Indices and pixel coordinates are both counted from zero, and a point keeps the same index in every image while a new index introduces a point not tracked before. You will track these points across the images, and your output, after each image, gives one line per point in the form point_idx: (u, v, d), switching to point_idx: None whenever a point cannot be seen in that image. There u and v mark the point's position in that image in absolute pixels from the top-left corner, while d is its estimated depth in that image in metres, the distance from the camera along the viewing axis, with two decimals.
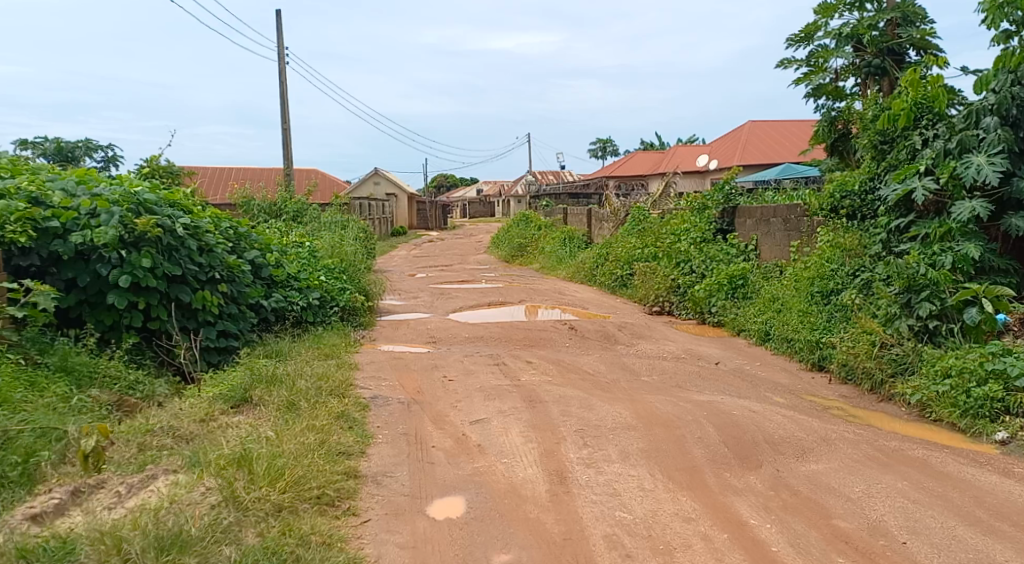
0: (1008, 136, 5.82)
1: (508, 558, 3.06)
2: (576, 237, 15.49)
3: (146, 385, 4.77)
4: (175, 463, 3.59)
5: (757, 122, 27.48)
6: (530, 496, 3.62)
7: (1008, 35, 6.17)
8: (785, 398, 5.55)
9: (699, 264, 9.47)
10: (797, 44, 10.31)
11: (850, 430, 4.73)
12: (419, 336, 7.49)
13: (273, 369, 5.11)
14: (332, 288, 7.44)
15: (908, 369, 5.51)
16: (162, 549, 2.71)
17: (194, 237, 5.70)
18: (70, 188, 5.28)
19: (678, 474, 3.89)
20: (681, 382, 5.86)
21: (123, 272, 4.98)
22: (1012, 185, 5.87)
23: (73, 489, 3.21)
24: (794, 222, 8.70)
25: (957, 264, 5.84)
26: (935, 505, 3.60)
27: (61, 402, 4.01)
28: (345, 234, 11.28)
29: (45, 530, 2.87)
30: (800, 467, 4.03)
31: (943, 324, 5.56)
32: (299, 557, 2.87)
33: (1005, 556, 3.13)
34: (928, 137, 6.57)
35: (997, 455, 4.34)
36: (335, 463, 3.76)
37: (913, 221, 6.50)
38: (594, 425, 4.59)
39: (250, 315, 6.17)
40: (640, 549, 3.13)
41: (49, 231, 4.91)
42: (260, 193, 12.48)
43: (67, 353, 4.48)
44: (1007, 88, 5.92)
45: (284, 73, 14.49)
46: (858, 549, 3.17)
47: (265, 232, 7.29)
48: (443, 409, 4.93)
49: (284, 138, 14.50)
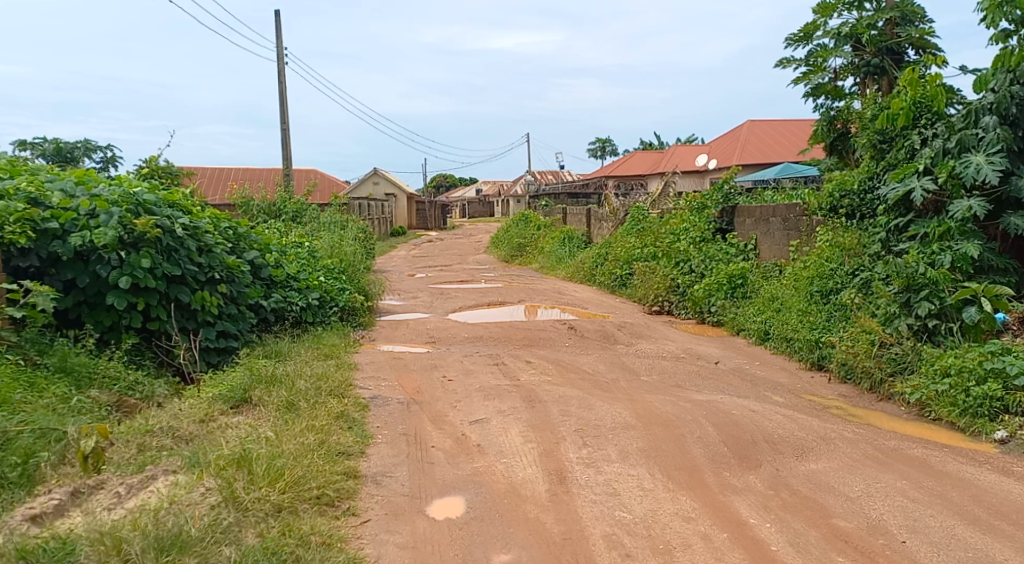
0: (1007, 136, 5.83)
1: (508, 558, 3.06)
2: (576, 237, 15.50)
3: (145, 386, 4.77)
4: (175, 463, 3.59)
5: (756, 121, 27.50)
6: (530, 496, 3.62)
7: (1007, 34, 6.17)
8: (784, 397, 5.55)
9: (699, 264, 9.48)
10: (796, 43, 10.31)
11: (850, 430, 4.73)
12: (419, 336, 7.49)
13: (273, 369, 5.11)
14: (331, 288, 7.44)
15: (907, 368, 5.51)
16: (162, 549, 2.71)
17: (193, 237, 5.71)
18: (69, 189, 5.29)
19: (678, 473, 3.89)
20: (680, 382, 5.86)
21: (123, 272, 4.98)
22: (1010, 184, 5.88)
23: (74, 490, 3.21)
24: (793, 222, 8.69)
25: (956, 263, 5.84)
26: (934, 504, 3.60)
27: (61, 403, 4.01)
28: (345, 234, 11.28)
29: (45, 531, 2.87)
30: (799, 467, 4.03)
31: (942, 323, 5.56)
32: (299, 557, 2.87)
33: (1004, 555, 3.13)
34: (927, 136, 6.58)
35: (996, 454, 4.35)
36: (335, 463, 3.76)
37: (912, 220, 6.50)
38: (593, 424, 4.59)
39: (249, 316, 6.17)
40: (640, 549, 3.13)
41: (48, 232, 4.91)
42: (259, 194, 12.48)
43: (66, 354, 4.48)
44: (1005, 87, 5.92)
45: (283, 74, 14.50)
46: (857, 548, 3.17)
47: (264, 232, 7.30)
48: (443, 409, 4.93)
49: (283, 137, 14.50)
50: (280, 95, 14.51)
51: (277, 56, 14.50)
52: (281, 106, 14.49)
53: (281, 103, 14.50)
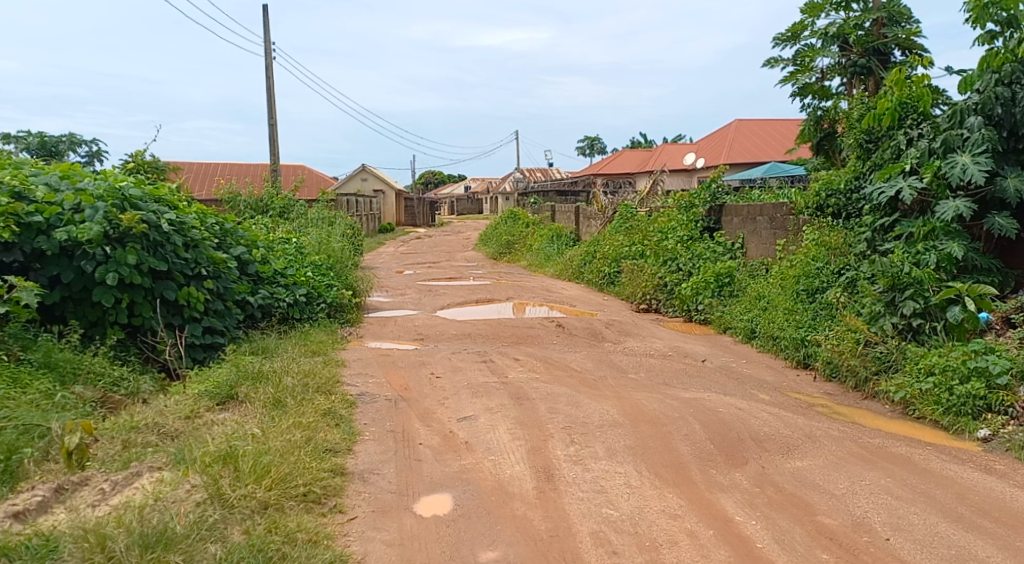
0: (992, 136, 5.86)
1: (495, 556, 3.06)
2: (565, 235, 15.55)
3: (130, 382, 4.72)
4: (161, 459, 3.57)
5: (745, 122, 27.73)
6: (517, 493, 3.62)
7: (993, 35, 6.22)
8: (771, 395, 5.58)
9: (686, 262, 9.52)
10: (783, 43, 10.36)
11: (835, 428, 4.77)
12: (407, 334, 7.47)
13: (260, 366, 5.08)
14: (319, 284, 7.39)
15: (891, 366, 5.56)
16: (147, 546, 2.68)
17: (180, 232, 5.66)
18: (53, 183, 5.24)
19: (665, 470, 3.92)
20: (668, 380, 5.89)
21: (107, 268, 4.92)
22: (995, 184, 5.92)
23: (56, 487, 3.18)
24: (779, 220, 8.77)
25: (939, 263, 5.90)
26: (918, 501, 3.64)
27: (44, 399, 3.98)
28: (334, 230, 11.21)
29: (27, 528, 2.83)
30: (785, 464, 4.06)
31: (926, 322, 5.61)
32: (284, 555, 2.85)
33: (987, 552, 3.16)
34: (913, 136, 6.63)
35: (979, 452, 4.40)
36: (322, 460, 3.74)
37: (898, 220, 6.56)
38: (581, 422, 4.60)
39: (236, 312, 6.13)
40: (626, 546, 3.14)
41: (32, 227, 4.87)
42: (245, 190, 12.41)
43: (50, 350, 4.44)
44: (990, 88, 5.94)
45: (272, 69, 14.43)
46: (842, 545, 3.20)
47: (250, 228, 7.25)
48: (431, 407, 4.92)
49: (270, 132, 14.41)
50: (267, 89, 14.42)
51: (265, 51, 14.43)
52: (268, 100, 14.40)
53: (269, 98, 14.40)
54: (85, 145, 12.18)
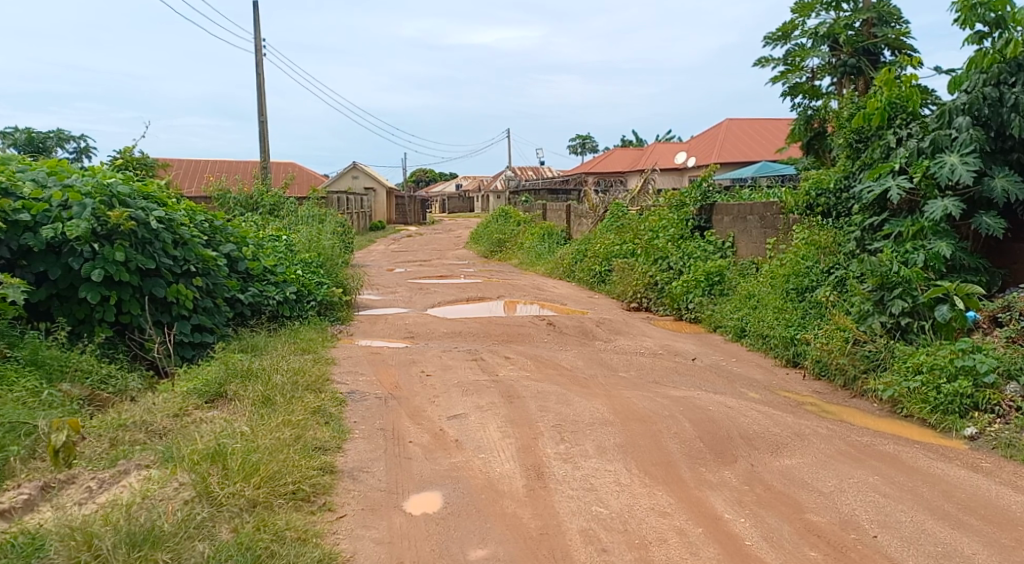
0: (979, 136, 5.91)
1: (484, 554, 3.06)
2: (556, 233, 15.56)
3: (118, 380, 4.69)
4: (148, 457, 3.54)
5: (734, 122, 27.89)
6: (507, 491, 3.62)
7: (981, 36, 6.26)
8: (760, 394, 5.60)
9: (677, 261, 9.54)
10: (774, 43, 10.40)
11: (823, 426, 4.79)
12: (398, 332, 7.45)
13: (248, 364, 5.06)
14: (309, 282, 7.37)
15: (880, 365, 5.60)
16: (134, 545, 2.66)
17: (169, 229, 5.62)
18: (41, 179, 5.22)
19: (654, 468, 3.93)
20: (658, 378, 5.90)
21: (95, 265, 4.88)
22: (984, 184, 5.93)
23: (43, 485, 3.15)
24: (769, 219, 8.83)
25: (928, 262, 5.94)
26: (905, 499, 3.67)
27: (31, 396, 3.94)
28: (325, 227, 11.18)
29: (14, 526, 2.81)
30: (774, 462, 4.08)
31: (915, 321, 5.64)
32: (273, 554, 2.83)
33: (973, 549, 3.19)
34: (902, 136, 6.64)
35: (966, 450, 4.43)
36: (310, 458, 3.72)
37: (887, 219, 6.58)
38: (571, 420, 4.59)
39: (225, 310, 6.10)
40: (616, 544, 3.14)
41: (19, 223, 4.84)
42: (235, 187, 12.32)
43: (36, 347, 4.41)
44: (978, 88, 5.99)
45: (261, 65, 14.33)
46: (830, 542, 3.21)
47: (239, 224, 7.23)
48: (421, 404, 4.91)
49: (261, 129, 14.34)
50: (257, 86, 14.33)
51: (255, 47, 14.34)
52: (258, 97, 14.33)
53: (260, 95, 14.33)
54: (73, 140, 12.06)
